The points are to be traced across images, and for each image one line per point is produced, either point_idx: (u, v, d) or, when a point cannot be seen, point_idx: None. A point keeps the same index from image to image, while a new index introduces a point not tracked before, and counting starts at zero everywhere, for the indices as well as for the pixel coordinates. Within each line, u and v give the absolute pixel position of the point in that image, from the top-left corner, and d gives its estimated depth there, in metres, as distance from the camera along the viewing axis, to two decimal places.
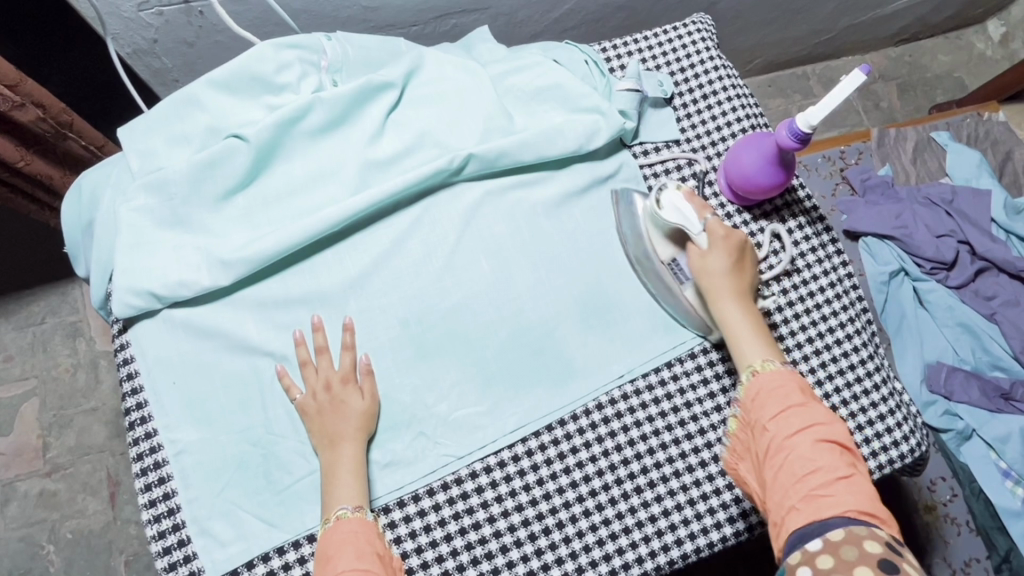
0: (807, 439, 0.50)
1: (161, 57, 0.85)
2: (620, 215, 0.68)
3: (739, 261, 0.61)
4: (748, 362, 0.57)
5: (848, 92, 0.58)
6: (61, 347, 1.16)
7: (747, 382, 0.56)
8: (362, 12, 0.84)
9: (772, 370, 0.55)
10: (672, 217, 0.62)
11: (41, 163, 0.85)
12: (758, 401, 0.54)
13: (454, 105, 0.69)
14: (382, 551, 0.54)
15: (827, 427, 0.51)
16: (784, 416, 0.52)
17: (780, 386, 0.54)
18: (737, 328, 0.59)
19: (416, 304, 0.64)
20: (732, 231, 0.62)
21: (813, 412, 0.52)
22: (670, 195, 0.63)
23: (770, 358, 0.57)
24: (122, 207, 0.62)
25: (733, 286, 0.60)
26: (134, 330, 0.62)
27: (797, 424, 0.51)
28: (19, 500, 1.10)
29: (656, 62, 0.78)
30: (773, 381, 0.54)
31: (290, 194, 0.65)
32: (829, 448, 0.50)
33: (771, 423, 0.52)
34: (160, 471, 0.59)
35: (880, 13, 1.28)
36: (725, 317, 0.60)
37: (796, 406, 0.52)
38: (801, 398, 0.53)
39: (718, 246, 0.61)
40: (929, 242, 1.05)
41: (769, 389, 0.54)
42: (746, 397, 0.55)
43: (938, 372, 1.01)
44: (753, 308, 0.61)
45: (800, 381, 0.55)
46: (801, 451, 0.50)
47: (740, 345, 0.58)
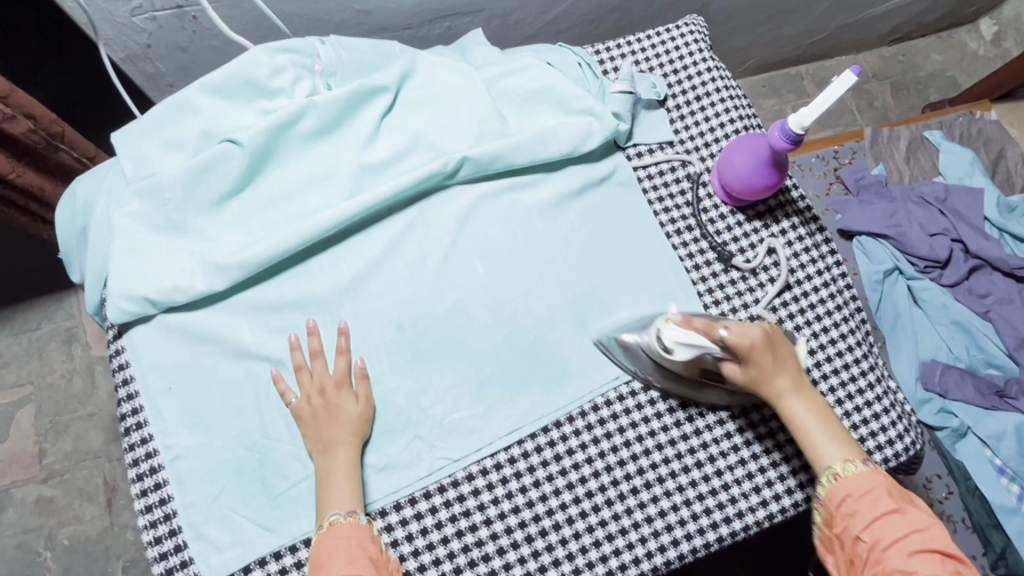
0: (903, 549, 0.51)
1: (155, 62, 0.85)
2: (622, 358, 0.65)
3: (779, 356, 0.57)
4: (827, 465, 0.56)
5: (839, 93, 0.58)
6: (56, 353, 1.16)
7: (830, 487, 0.55)
8: (356, 16, 0.84)
9: (858, 473, 0.54)
10: (684, 352, 0.58)
11: (32, 174, 0.85)
12: (846, 507, 0.54)
13: (448, 108, 0.69)
14: (374, 554, 0.54)
15: (923, 534, 0.51)
16: (877, 524, 0.52)
17: (870, 490, 0.53)
18: (808, 427, 0.57)
19: (411, 308, 0.64)
20: (753, 331, 0.57)
21: (908, 518, 0.52)
22: (671, 334, 0.57)
23: (850, 456, 0.56)
24: (116, 212, 0.62)
25: (788, 383, 0.57)
26: (129, 335, 0.62)
27: (893, 533, 0.51)
28: (15, 507, 1.10)
29: (649, 63, 0.78)
30: (861, 484, 0.54)
31: (283, 199, 0.65)
32: (928, 557, 0.50)
33: (865, 532, 0.52)
34: (156, 477, 0.59)
35: (872, 13, 1.29)
36: (793, 418, 0.57)
37: (887, 513, 0.52)
38: (894, 503, 0.53)
39: (751, 356, 0.56)
40: (923, 241, 1.05)
41: (858, 495, 0.54)
42: (830, 503, 0.55)
43: (932, 371, 1.01)
44: (810, 389, 0.59)
45: (888, 480, 0.54)
46: (899, 562, 0.50)
47: (815, 444, 0.56)
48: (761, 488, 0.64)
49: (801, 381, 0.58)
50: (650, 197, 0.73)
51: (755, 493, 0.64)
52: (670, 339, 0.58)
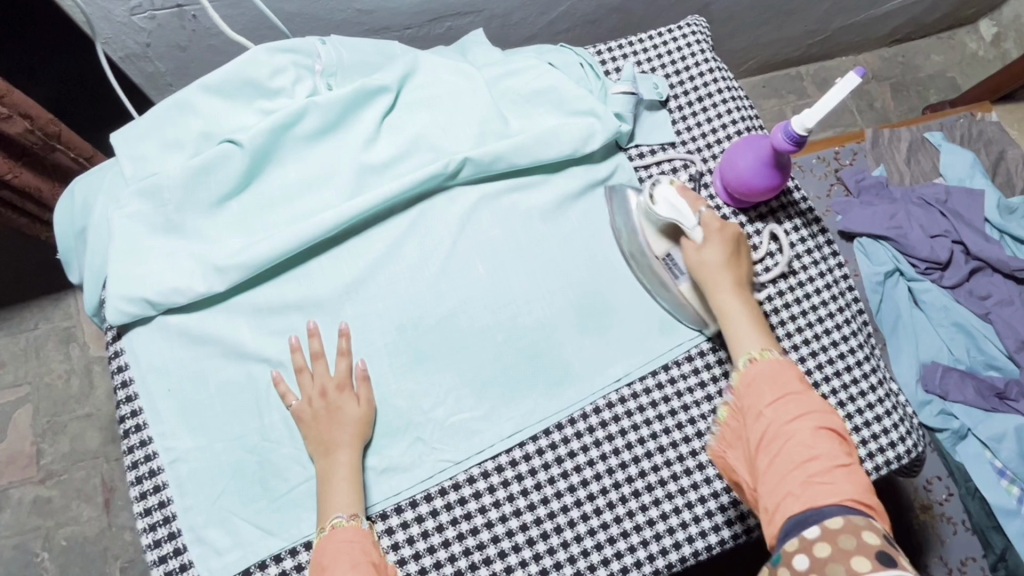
0: (804, 427, 0.50)
1: (154, 61, 0.84)
2: (616, 212, 0.68)
3: (735, 251, 0.60)
4: (744, 349, 0.56)
5: (843, 95, 0.58)
6: (54, 353, 1.16)
7: (744, 368, 0.55)
8: (356, 16, 0.84)
9: (771, 360, 0.55)
10: (665, 210, 0.61)
11: (29, 174, 0.85)
12: (754, 387, 0.53)
13: (449, 108, 0.69)
14: (377, 559, 0.54)
15: (822, 414, 0.51)
16: (782, 403, 0.52)
17: (779, 374, 0.54)
18: (736, 318, 0.58)
19: (412, 309, 0.64)
20: (728, 223, 0.61)
21: (810, 401, 0.52)
22: (664, 190, 0.62)
23: (767, 347, 0.57)
24: (115, 213, 0.61)
25: (731, 279, 0.59)
26: (128, 337, 0.62)
27: (796, 411, 0.51)
28: (12, 508, 1.09)
29: (651, 65, 0.78)
30: (772, 368, 0.54)
31: (284, 200, 0.65)
32: (826, 435, 0.50)
33: (769, 409, 0.52)
34: (155, 479, 0.59)
35: (873, 14, 1.28)
36: (724, 309, 0.59)
37: (794, 394, 0.52)
38: (799, 387, 0.53)
39: (713, 238, 0.60)
40: (924, 243, 1.05)
41: (767, 376, 0.53)
42: (741, 383, 0.54)
43: (933, 372, 1.01)
44: (750, 296, 0.61)
45: (796, 370, 0.55)
46: (798, 438, 0.50)
47: (738, 335, 0.58)
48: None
49: (746, 286, 0.60)
50: None
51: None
52: (660, 196, 0.62)
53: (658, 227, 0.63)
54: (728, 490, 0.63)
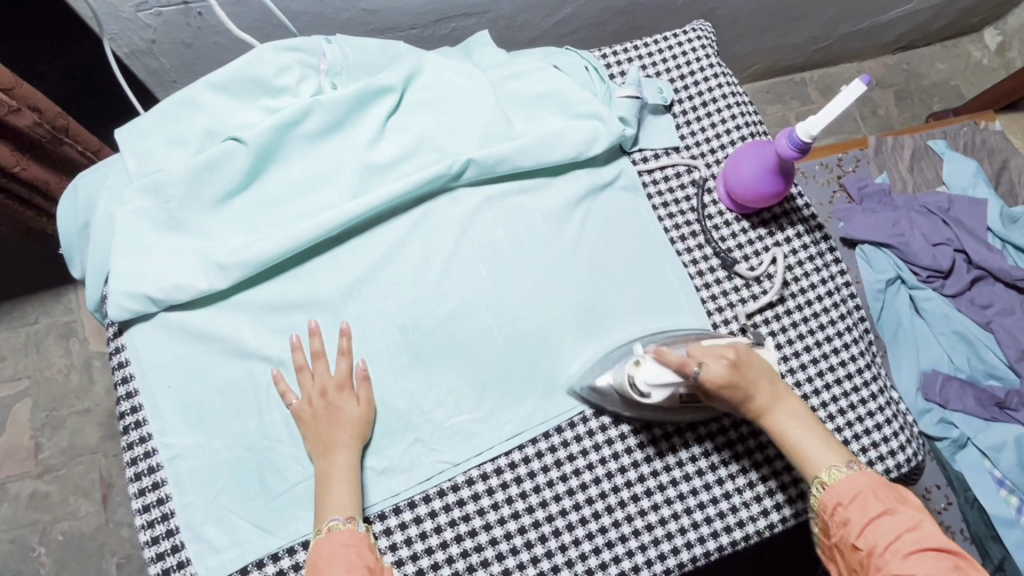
0: (897, 552, 0.50)
1: (159, 58, 0.84)
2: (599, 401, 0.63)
3: (751, 379, 0.57)
4: (815, 472, 0.56)
5: (848, 102, 0.58)
6: (54, 348, 1.16)
7: (820, 495, 0.55)
8: (362, 15, 0.84)
9: (845, 478, 0.54)
10: (659, 393, 0.57)
11: (37, 168, 0.85)
12: (839, 515, 0.53)
13: (454, 110, 0.69)
14: (372, 564, 0.54)
15: (916, 532, 0.50)
16: (871, 528, 0.51)
17: (858, 495, 0.53)
18: (795, 435, 0.57)
19: (413, 310, 0.64)
20: (721, 363, 0.56)
21: (901, 518, 0.51)
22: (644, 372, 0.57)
23: (839, 453, 0.56)
24: (118, 209, 0.61)
25: (768, 399, 0.58)
26: (130, 333, 0.62)
27: (887, 536, 0.51)
28: (9, 502, 1.09)
29: (655, 69, 0.78)
30: (850, 489, 0.53)
31: (287, 199, 0.65)
32: (926, 556, 0.49)
33: (861, 539, 0.52)
34: (154, 476, 0.59)
35: (877, 21, 1.29)
36: (781, 431, 0.57)
37: (879, 515, 0.52)
38: (884, 505, 0.52)
39: (726, 384, 0.56)
40: (926, 251, 1.06)
41: (848, 500, 0.53)
42: (825, 513, 0.54)
43: (933, 381, 1.01)
44: (787, 395, 0.59)
45: (875, 479, 0.54)
46: (896, 566, 0.49)
47: (803, 453, 0.56)
48: (760, 497, 0.64)
49: (780, 391, 0.59)
50: (654, 202, 0.72)
51: (755, 502, 0.64)
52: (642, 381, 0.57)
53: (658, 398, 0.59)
54: (726, 496, 0.63)
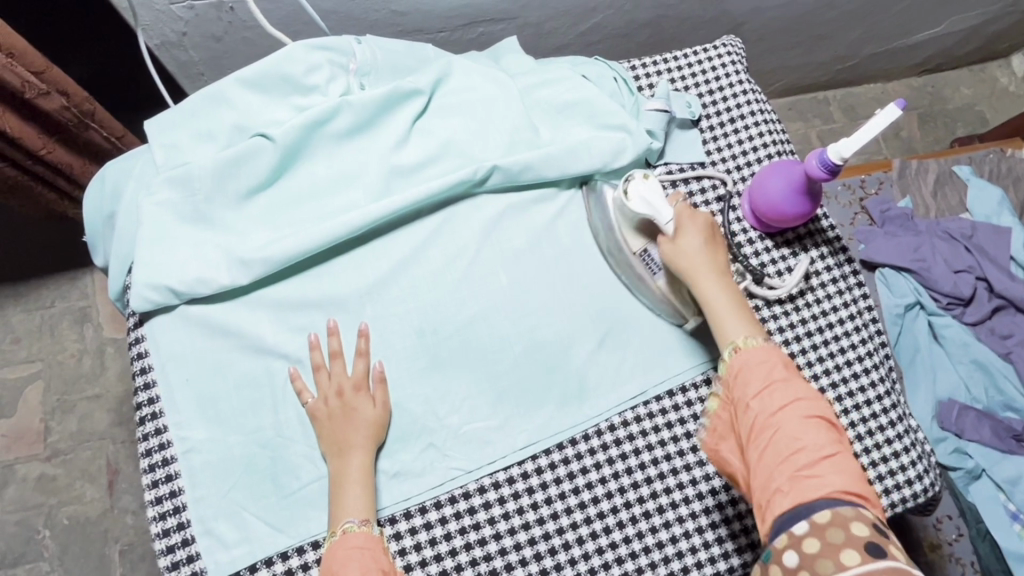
0: (794, 419, 0.50)
1: (189, 51, 0.85)
2: (592, 209, 0.68)
3: (709, 245, 0.60)
4: (730, 340, 0.55)
5: (882, 126, 0.57)
6: (68, 332, 1.17)
7: (730, 361, 0.54)
8: (391, 17, 0.85)
9: (758, 350, 0.54)
10: (640, 208, 0.61)
11: (64, 151, 0.86)
12: (742, 379, 0.53)
13: (481, 115, 0.69)
14: (387, 567, 0.53)
15: (810, 405, 0.51)
16: (774, 396, 0.51)
17: (765, 364, 0.53)
18: (718, 307, 0.57)
19: (432, 313, 0.63)
20: (698, 218, 0.61)
21: (797, 389, 0.51)
22: (638, 186, 0.62)
23: (754, 336, 0.56)
24: (145, 200, 0.61)
25: (712, 269, 0.59)
26: (150, 324, 0.62)
27: (783, 402, 0.50)
28: (16, 484, 1.10)
29: (684, 83, 0.77)
30: (759, 359, 0.53)
31: (312, 197, 0.65)
32: (816, 427, 0.50)
33: (759, 404, 0.51)
34: (168, 468, 0.59)
35: (905, 42, 1.28)
36: (705, 299, 0.58)
37: (781, 383, 0.51)
38: (786, 375, 0.52)
39: (685, 236, 0.60)
40: (947, 277, 1.05)
41: (755, 368, 0.52)
42: (729, 375, 0.54)
43: (949, 410, 1.00)
44: (733, 286, 0.59)
45: (783, 357, 0.54)
46: (789, 431, 0.49)
47: (721, 319, 0.57)
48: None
49: (725, 275, 0.59)
50: None
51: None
52: (635, 193, 0.62)
53: (633, 225, 0.63)
54: (739, 518, 0.63)
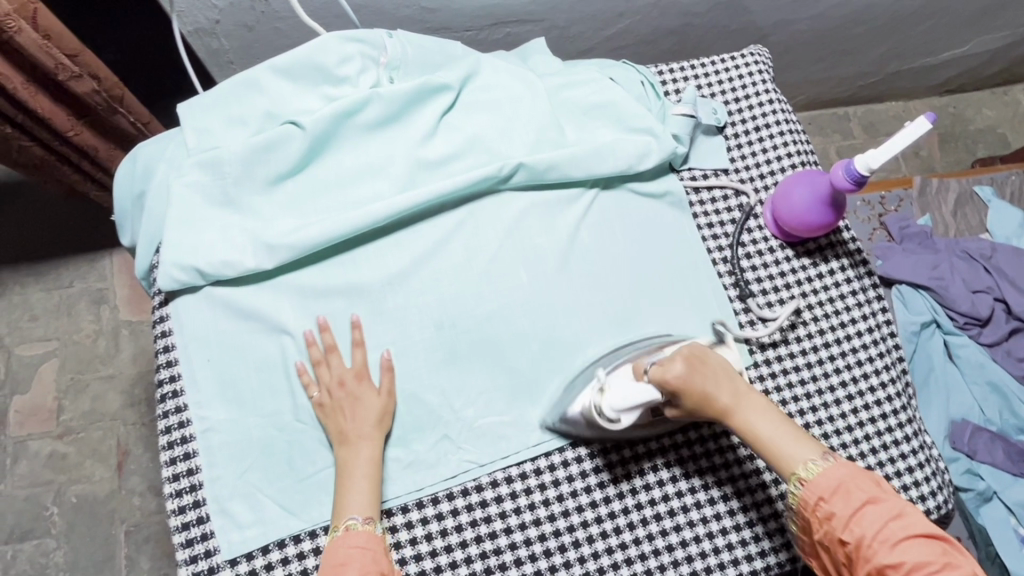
0: (888, 543, 0.47)
1: (220, 39, 0.86)
2: (569, 428, 0.61)
3: (710, 380, 0.54)
4: (791, 468, 0.52)
5: (912, 138, 0.57)
6: (86, 312, 1.18)
7: (799, 492, 0.52)
8: (420, 13, 0.86)
9: (826, 470, 0.51)
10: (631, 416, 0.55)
11: (90, 135, 0.87)
12: (822, 510, 0.50)
13: (509, 113, 0.69)
14: (386, 569, 0.53)
15: (902, 519, 0.48)
16: (859, 518, 0.49)
17: (839, 487, 0.50)
18: (762, 432, 0.54)
19: (452, 306, 0.64)
20: (672, 368, 0.53)
21: (883, 507, 0.49)
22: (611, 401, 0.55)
23: (808, 447, 0.53)
24: (175, 181, 0.62)
25: (730, 400, 0.54)
26: (175, 303, 0.62)
27: (873, 527, 0.48)
28: (28, 460, 1.11)
29: (711, 89, 0.78)
30: (830, 481, 0.50)
31: (339, 185, 0.66)
32: (916, 543, 0.47)
33: (847, 532, 0.49)
34: (186, 446, 0.59)
35: (930, 61, 1.27)
36: (748, 429, 0.54)
37: (864, 505, 0.49)
38: (867, 494, 0.50)
39: (688, 393, 0.53)
40: (965, 297, 1.04)
41: (830, 492, 0.50)
42: (806, 510, 0.51)
43: (962, 430, 0.99)
44: (751, 392, 0.55)
45: (855, 470, 0.51)
46: (887, 555, 0.47)
47: (773, 448, 0.53)
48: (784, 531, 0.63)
49: (739, 391, 0.55)
50: (700, 221, 0.72)
51: (779, 535, 0.63)
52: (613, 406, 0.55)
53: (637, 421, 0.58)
54: (747, 526, 0.63)
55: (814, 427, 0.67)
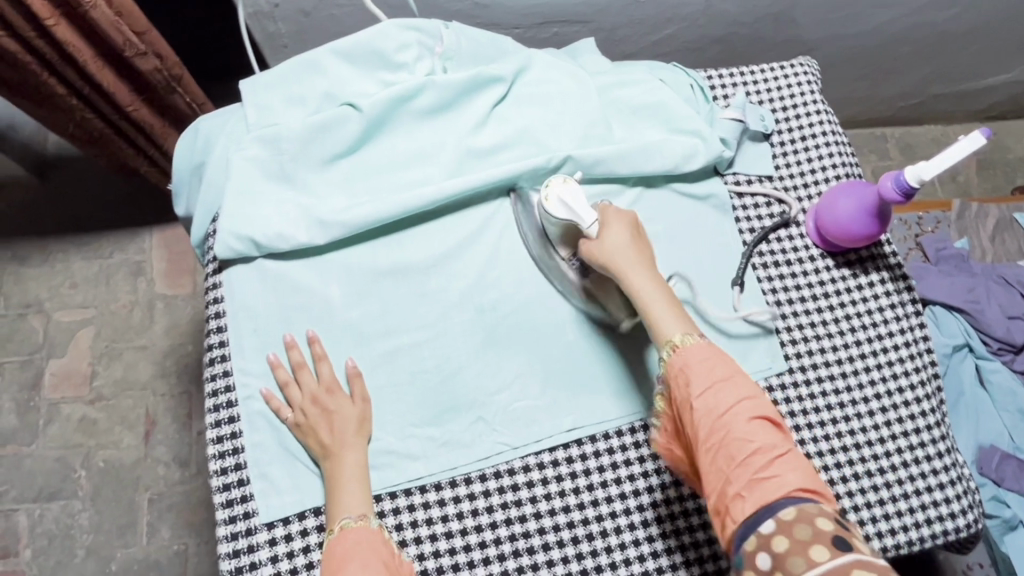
0: (742, 419, 0.49)
1: (277, 22, 0.89)
2: (519, 216, 0.67)
3: (636, 235, 0.59)
4: (667, 336, 0.54)
5: (965, 152, 0.57)
6: (123, 283, 1.21)
7: (667, 359, 0.53)
8: (473, 8, 0.88)
9: (694, 345, 0.53)
10: (563, 212, 0.61)
11: (147, 111, 0.89)
12: (686, 381, 0.51)
13: (558, 107, 0.70)
14: (389, 560, 0.53)
15: (753, 401, 0.50)
16: (717, 394, 0.50)
17: (705, 362, 0.52)
18: (651, 299, 0.56)
19: (493, 291, 0.65)
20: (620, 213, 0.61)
21: (741, 387, 0.51)
22: (557, 189, 0.61)
23: (688, 329, 0.54)
24: (236, 154, 0.64)
25: (642, 259, 0.58)
26: (228, 272, 0.64)
27: (729, 403, 0.50)
28: (59, 423, 1.14)
29: (760, 96, 0.78)
30: (700, 356, 0.52)
31: (392, 168, 0.67)
32: (762, 424, 0.49)
33: (702, 403, 0.50)
34: (231, 411, 0.61)
35: (974, 85, 1.26)
36: (636, 289, 0.56)
37: (724, 383, 0.51)
38: (728, 373, 0.51)
39: (614, 231, 0.59)
40: (1000, 322, 1.04)
41: (693, 364, 0.52)
42: (671, 379, 0.52)
43: (990, 456, 0.98)
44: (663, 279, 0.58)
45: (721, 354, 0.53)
46: (736, 430, 0.49)
47: (653, 311, 0.55)
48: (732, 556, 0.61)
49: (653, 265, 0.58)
50: (741, 224, 0.73)
51: (710, 563, 0.61)
52: (554, 195, 0.61)
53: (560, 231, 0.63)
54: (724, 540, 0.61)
55: (846, 436, 0.67)
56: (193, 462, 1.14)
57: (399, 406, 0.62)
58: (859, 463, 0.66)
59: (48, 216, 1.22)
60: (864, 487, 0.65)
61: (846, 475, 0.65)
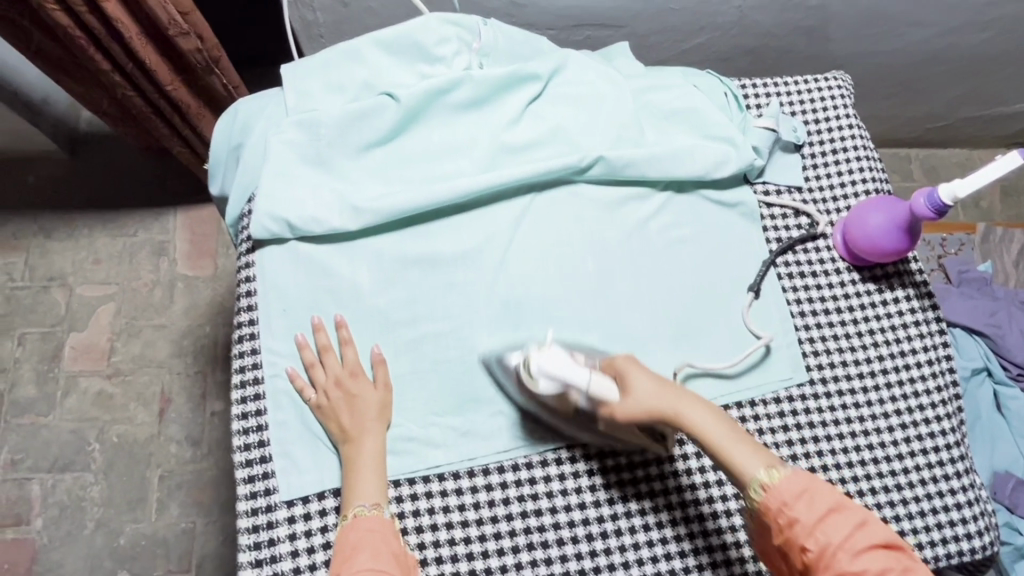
0: (852, 550, 0.48)
1: (315, 11, 0.90)
2: (502, 379, 0.62)
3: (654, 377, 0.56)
4: (752, 474, 0.52)
5: (1000, 172, 0.57)
6: (146, 262, 1.23)
7: (759, 498, 0.52)
8: (508, 7, 0.89)
9: (785, 477, 0.51)
10: (550, 384, 0.55)
11: (186, 92, 0.90)
12: (785, 515, 0.50)
13: (592, 108, 0.71)
14: (398, 551, 0.54)
15: (864, 528, 0.49)
16: (823, 527, 0.49)
17: (801, 493, 0.51)
18: (719, 439, 0.54)
19: (519, 286, 0.65)
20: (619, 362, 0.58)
21: (848, 515, 0.50)
22: (539, 361, 0.55)
23: (768, 456, 0.54)
24: (274, 137, 0.65)
25: (681, 395, 0.56)
26: (261, 252, 0.65)
27: (837, 534, 0.49)
28: (76, 395, 1.16)
29: (793, 108, 0.78)
30: (794, 487, 0.51)
31: (426, 159, 0.68)
32: (879, 552, 0.48)
33: (810, 539, 0.49)
34: (257, 388, 0.62)
35: (1004, 110, 1.25)
36: (702, 431, 0.54)
37: (828, 512, 0.50)
38: (831, 501, 0.50)
39: (636, 383, 0.56)
40: (1020, 348, 1.03)
41: (792, 499, 0.50)
42: (770, 516, 0.51)
43: (1004, 482, 0.97)
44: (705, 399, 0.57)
45: (819, 480, 0.52)
46: (848, 562, 0.48)
47: (731, 455, 0.53)
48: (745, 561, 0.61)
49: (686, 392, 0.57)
50: (769, 234, 0.73)
51: (725, 568, 0.61)
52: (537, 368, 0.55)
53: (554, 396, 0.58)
54: (738, 547, 0.61)
55: (864, 451, 0.66)
56: (205, 442, 1.15)
57: (421, 394, 0.62)
58: (877, 478, 0.66)
59: (77, 191, 1.24)
60: (880, 502, 0.65)
61: (863, 489, 0.65)
